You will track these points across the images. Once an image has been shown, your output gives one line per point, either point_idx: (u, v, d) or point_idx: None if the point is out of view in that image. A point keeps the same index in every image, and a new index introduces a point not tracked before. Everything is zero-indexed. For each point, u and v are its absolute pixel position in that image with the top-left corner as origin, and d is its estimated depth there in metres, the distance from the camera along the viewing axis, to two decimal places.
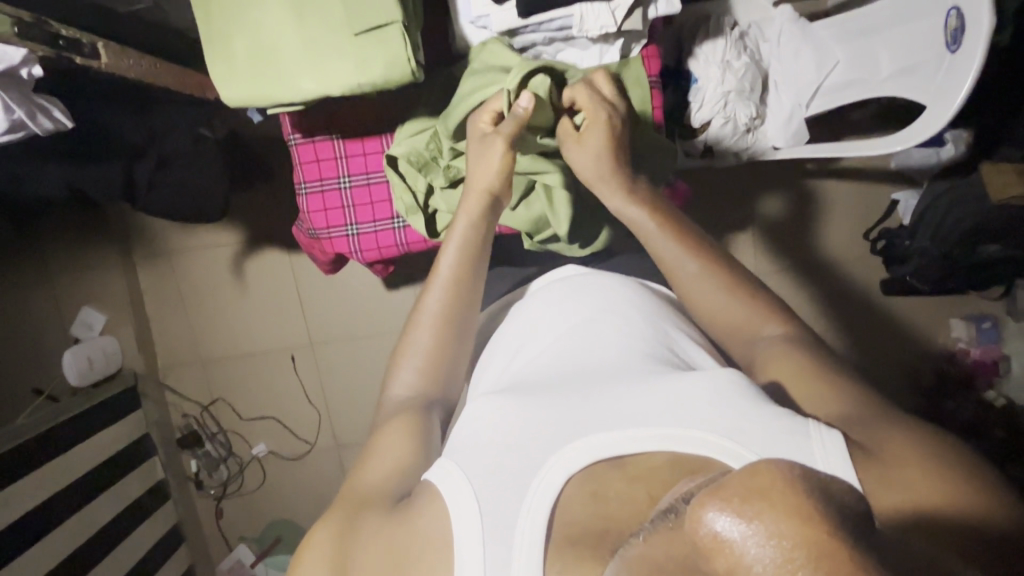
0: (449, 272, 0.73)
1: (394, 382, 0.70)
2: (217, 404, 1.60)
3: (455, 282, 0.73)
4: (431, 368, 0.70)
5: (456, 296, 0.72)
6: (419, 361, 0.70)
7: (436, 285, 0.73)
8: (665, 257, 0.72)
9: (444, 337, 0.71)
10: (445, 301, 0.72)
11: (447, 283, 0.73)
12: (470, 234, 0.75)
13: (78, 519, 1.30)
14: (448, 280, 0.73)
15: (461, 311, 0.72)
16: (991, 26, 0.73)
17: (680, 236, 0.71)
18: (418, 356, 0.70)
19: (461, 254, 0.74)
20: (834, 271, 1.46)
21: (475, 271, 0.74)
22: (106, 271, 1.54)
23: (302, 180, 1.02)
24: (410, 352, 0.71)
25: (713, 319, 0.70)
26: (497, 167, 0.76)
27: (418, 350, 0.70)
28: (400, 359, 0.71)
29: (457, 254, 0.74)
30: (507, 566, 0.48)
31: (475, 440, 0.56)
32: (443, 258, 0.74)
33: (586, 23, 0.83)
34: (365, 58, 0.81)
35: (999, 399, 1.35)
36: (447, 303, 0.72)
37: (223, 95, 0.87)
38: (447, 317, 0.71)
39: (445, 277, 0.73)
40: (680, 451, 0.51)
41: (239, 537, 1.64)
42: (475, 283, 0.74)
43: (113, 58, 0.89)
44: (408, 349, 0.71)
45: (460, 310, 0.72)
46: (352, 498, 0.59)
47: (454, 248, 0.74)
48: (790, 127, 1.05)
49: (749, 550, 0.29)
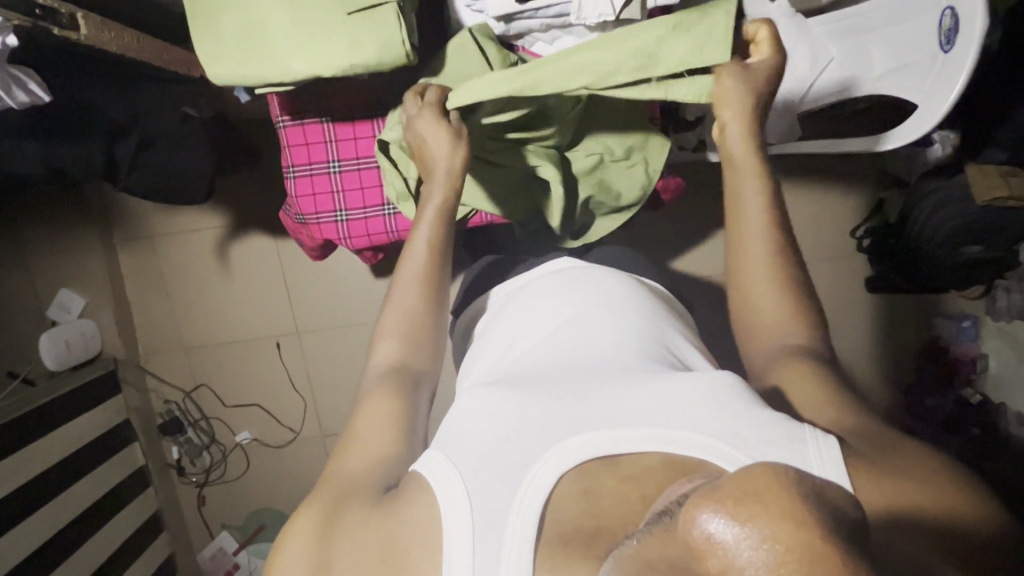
0: (425, 245, 0.75)
1: (377, 350, 0.70)
2: (199, 390, 1.58)
3: (430, 258, 0.74)
4: (416, 336, 0.70)
5: (429, 272, 0.73)
6: (398, 329, 0.70)
7: (411, 257, 0.74)
8: (744, 232, 0.72)
9: (425, 308, 0.72)
10: (420, 275, 0.73)
11: (423, 255, 0.74)
12: (442, 207, 0.76)
13: (56, 507, 1.28)
14: (424, 256, 0.74)
15: (438, 295, 0.73)
16: (985, 28, 0.75)
17: None
18: (397, 324, 0.71)
19: (433, 236, 0.75)
20: (821, 269, 1.47)
21: (444, 262, 0.75)
22: (84, 252, 1.50)
23: (291, 164, 1.00)
24: (394, 320, 0.71)
25: (743, 316, 0.71)
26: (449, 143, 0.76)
27: (400, 321, 0.71)
28: (385, 330, 0.71)
29: (432, 227, 0.75)
30: (495, 564, 0.48)
31: (467, 432, 0.55)
32: (416, 238, 0.75)
33: (585, 10, 0.80)
34: (357, 38, 0.79)
35: (975, 395, 1.38)
36: (428, 270, 0.73)
37: (211, 73, 0.84)
38: (425, 281, 0.73)
39: (421, 250, 0.74)
40: (673, 451, 0.51)
41: (222, 525, 1.62)
42: (444, 271, 0.75)
43: (94, 29, 0.85)
44: (391, 319, 0.71)
45: (435, 285, 0.73)
46: (337, 486, 0.58)
47: (424, 227, 0.76)
48: (781, 123, 1.04)
49: (742, 552, 0.29)
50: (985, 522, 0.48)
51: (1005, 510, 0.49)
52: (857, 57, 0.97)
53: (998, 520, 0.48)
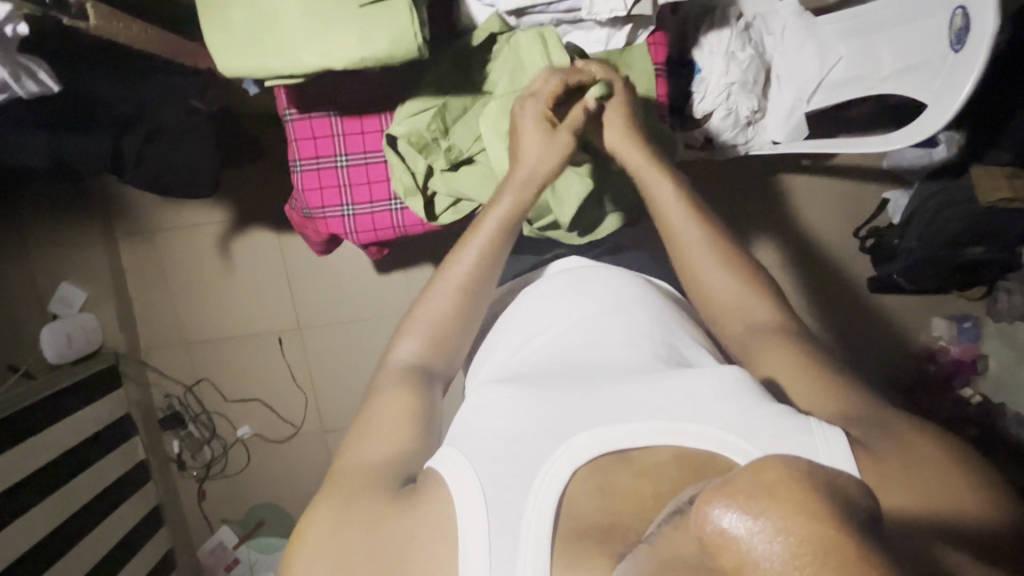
0: (477, 254, 0.72)
1: (397, 347, 0.69)
2: (200, 384, 1.57)
3: (480, 267, 0.72)
4: (439, 337, 0.69)
5: (473, 280, 0.72)
6: (425, 331, 0.69)
7: (458, 264, 0.72)
8: (692, 262, 0.71)
9: (457, 312, 0.71)
10: (462, 283, 0.71)
11: (472, 263, 0.72)
12: (504, 220, 0.74)
13: (57, 500, 1.28)
14: (473, 264, 0.72)
15: (473, 302, 0.71)
16: (996, 27, 0.74)
17: (706, 229, 0.72)
18: (426, 325, 0.69)
19: (486, 247, 0.73)
20: (825, 269, 1.47)
21: (490, 272, 0.73)
22: (87, 246, 1.50)
23: (297, 158, 1.00)
24: (421, 320, 0.70)
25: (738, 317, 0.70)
26: (547, 156, 0.76)
27: (429, 323, 0.70)
28: (408, 328, 0.70)
29: (486, 236, 0.73)
30: (510, 561, 0.47)
31: (478, 428, 0.55)
32: (470, 244, 0.73)
33: (597, 5, 0.80)
34: (367, 31, 0.79)
35: (975, 396, 1.39)
36: (470, 278, 0.72)
37: (219, 65, 0.84)
38: (465, 287, 0.71)
39: (470, 259, 0.72)
40: (685, 446, 0.50)
41: (222, 520, 1.62)
42: (489, 282, 0.73)
43: (104, 19, 0.84)
44: (421, 321, 0.70)
45: (477, 293, 0.71)
46: (348, 480, 0.58)
47: (480, 236, 0.73)
48: (790, 123, 1.02)
49: (756, 546, 0.29)
50: (991, 516, 0.48)
51: (1014, 506, 0.50)
52: (864, 56, 0.97)
53: (1007, 515, 0.48)
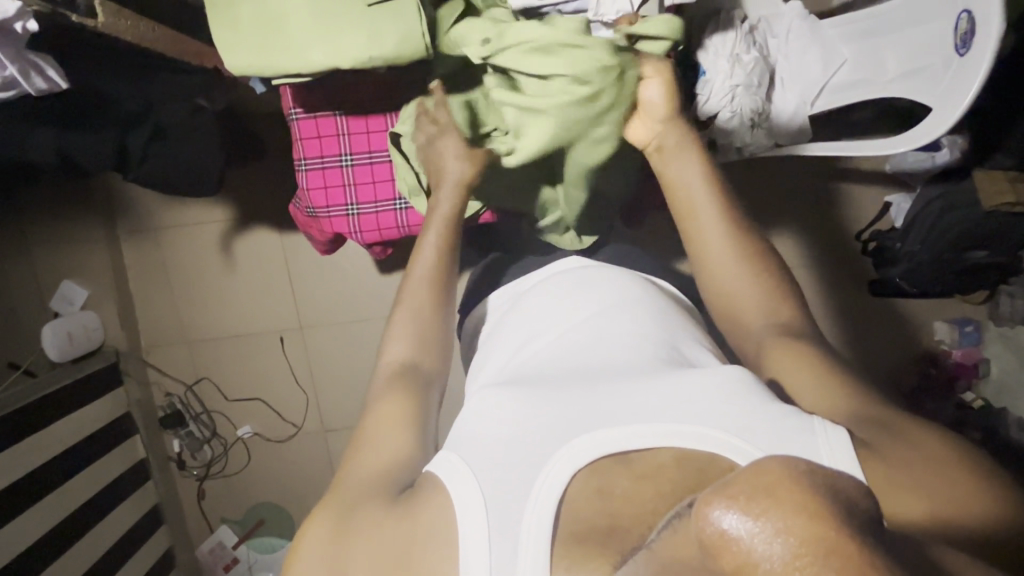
0: (432, 252, 0.75)
1: (385, 354, 0.70)
2: (201, 383, 1.57)
3: (440, 263, 0.74)
4: (425, 340, 0.70)
5: (439, 277, 0.74)
6: (411, 331, 0.70)
7: (420, 262, 0.74)
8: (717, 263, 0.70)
9: (433, 311, 0.72)
10: (428, 277, 0.73)
11: (433, 260, 0.74)
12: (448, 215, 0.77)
13: (54, 498, 1.28)
14: (431, 262, 0.74)
15: (444, 302, 0.73)
16: (1001, 30, 0.74)
17: (720, 227, 0.71)
18: (411, 326, 0.70)
19: (440, 244, 0.75)
20: (828, 272, 1.47)
21: (450, 267, 0.75)
22: (88, 244, 1.49)
23: (303, 157, 1.00)
24: (406, 323, 0.71)
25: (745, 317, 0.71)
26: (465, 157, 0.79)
27: (408, 325, 0.70)
28: (394, 330, 0.71)
29: (438, 235, 0.76)
30: (512, 565, 0.47)
31: (478, 433, 0.55)
32: (424, 242, 0.76)
33: (603, 6, 0.82)
34: (372, 30, 0.79)
35: (976, 400, 1.38)
36: (434, 275, 0.73)
37: (226, 64, 0.84)
38: (433, 284, 0.73)
39: (428, 257, 0.75)
40: (688, 448, 0.50)
41: (221, 519, 1.62)
42: (452, 277, 0.75)
43: (111, 16, 0.83)
44: (399, 324, 0.71)
45: (444, 285, 0.73)
46: (349, 491, 0.58)
47: (434, 232, 0.76)
48: (792, 125, 1.03)
49: (757, 547, 0.28)
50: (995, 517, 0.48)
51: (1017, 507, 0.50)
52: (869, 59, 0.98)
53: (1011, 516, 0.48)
